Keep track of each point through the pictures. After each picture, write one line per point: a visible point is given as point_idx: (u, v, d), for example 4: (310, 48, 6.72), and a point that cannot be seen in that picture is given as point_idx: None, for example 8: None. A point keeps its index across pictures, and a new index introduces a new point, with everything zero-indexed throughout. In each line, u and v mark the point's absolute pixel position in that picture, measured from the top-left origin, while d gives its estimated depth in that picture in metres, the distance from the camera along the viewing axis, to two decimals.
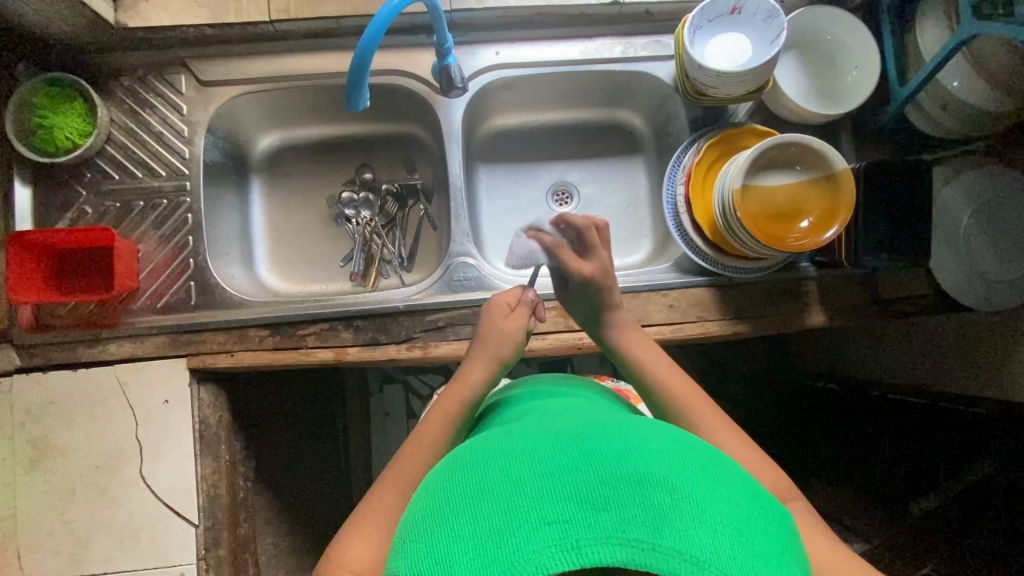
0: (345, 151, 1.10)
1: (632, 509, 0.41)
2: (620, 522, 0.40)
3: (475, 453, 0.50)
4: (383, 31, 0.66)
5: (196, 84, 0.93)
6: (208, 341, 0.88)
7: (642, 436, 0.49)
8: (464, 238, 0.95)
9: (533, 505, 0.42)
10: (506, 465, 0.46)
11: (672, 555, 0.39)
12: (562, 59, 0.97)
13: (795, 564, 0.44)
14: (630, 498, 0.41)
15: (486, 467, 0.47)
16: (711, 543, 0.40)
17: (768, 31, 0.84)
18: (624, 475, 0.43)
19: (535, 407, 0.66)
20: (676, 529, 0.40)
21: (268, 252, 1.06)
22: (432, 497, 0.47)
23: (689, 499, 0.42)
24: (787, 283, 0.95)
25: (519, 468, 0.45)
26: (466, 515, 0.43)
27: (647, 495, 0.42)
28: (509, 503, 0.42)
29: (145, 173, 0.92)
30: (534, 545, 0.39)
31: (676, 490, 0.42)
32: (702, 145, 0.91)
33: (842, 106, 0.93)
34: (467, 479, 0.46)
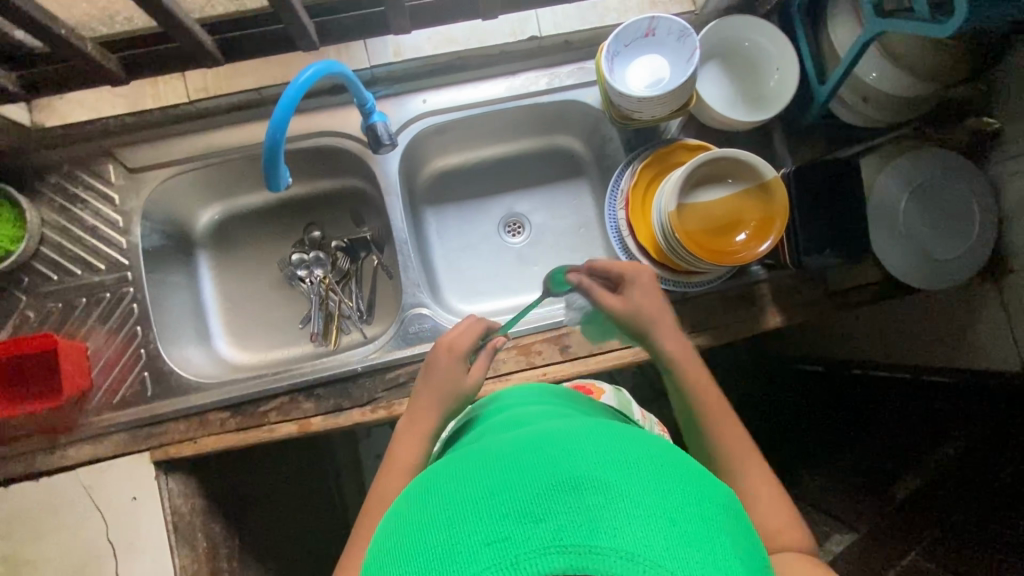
0: (290, 213, 1.10)
1: (569, 514, 0.37)
2: (557, 530, 0.37)
3: (417, 485, 0.46)
4: (291, 110, 0.66)
5: (124, 172, 0.92)
6: (169, 432, 0.87)
7: (583, 430, 0.46)
8: (416, 288, 0.94)
9: (465, 529, 0.38)
10: (441, 491, 0.42)
11: (612, 555, 0.35)
12: (490, 97, 0.97)
13: (751, 545, 0.40)
14: (564, 504, 0.38)
15: (427, 495, 0.43)
16: (655, 538, 0.36)
17: (683, 50, 0.85)
18: (558, 478, 0.40)
19: (492, 426, 0.63)
20: (615, 528, 0.36)
21: (224, 326, 1.05)
22: (374, 542, 0.43)
23: (628, 490, 0.39)
24: (739, 290, 0.96)
25: (457, 492, 0.41)
26: (402, 554, 0.39)
27: (583, 496, 0.38)
28: (443, 533, 0.39)
29: (84, 268, 0.90)
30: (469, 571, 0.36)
31: (614, 484, 0.39)
32: (637, 167, 0.92)
33: (769, 110, 0.94)
34: (404, 515, 0.43)
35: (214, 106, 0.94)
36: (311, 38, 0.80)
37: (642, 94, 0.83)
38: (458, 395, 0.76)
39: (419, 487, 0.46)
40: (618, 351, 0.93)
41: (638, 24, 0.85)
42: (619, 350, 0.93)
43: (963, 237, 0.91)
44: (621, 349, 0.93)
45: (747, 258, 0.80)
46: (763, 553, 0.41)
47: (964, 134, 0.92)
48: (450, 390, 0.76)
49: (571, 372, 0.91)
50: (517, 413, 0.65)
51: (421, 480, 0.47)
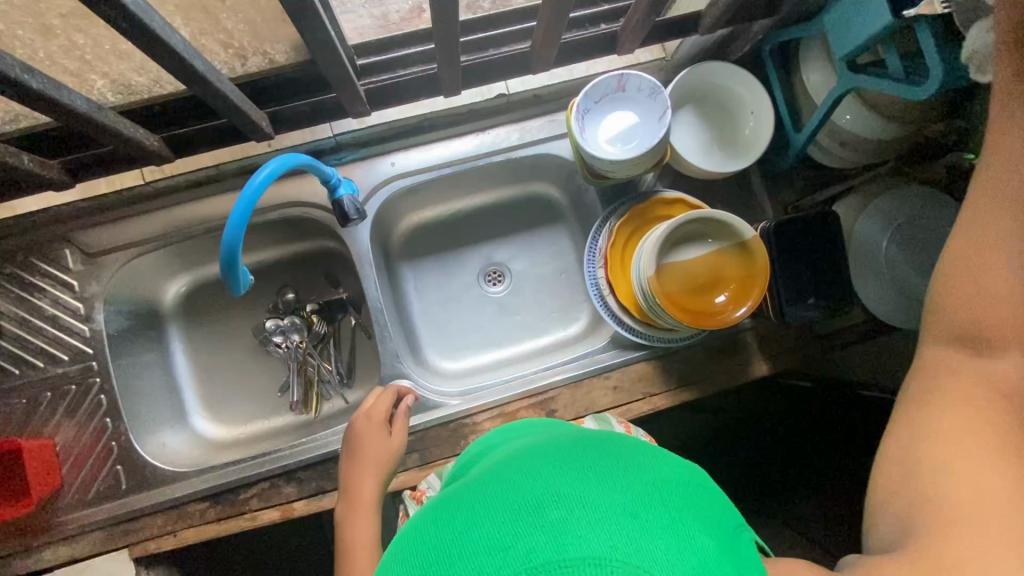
0: (263, 278, 1.07)
1: (536, 537, 0.40)
2: (528, 554, 0.39)
3: (397, 542, 0.48)
4: (247, 214, 0.63)
5: (83, 256, 0.88)
6: (147, 527, 0.84)
7: (539, 457, 0.49)
8: (395, 358, 0.92)
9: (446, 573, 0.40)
10: (421, 546, 0.44)
11: (580, 565, 0.38)
12: (460, 156, 0.94)
13: (708, 527, 0.44)
14: (530, 528, 0.40)
15: (405, 551, 0.45)
16: (611, 541, 0.39)
17: (654, 106, 0.83)
18: (521, 506, 0.42)
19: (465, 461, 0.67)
20: (575, 538, 0.39)
21: (201, 400, 1.02)
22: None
23: (584, 502, 0.42)
24: (724, 340, 0.94)
25: (430, 541, 0.44)
26: None
27: (546, 516, 0.41)
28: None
29: (47, 361, 0.86)
30: None
31: (570, 498, 0.42)
32: (614, 225, 0.90)
33: (746, 157, 0.91)
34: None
35: (172, 184, 0.90)
36: (263, 129, 0.78)
37: (615, 157, 0.80)
38: (390, 461, 0.80)
39: (397, 547, 0.47)
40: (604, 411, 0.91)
41: (607, 82, 0.83)
42: (605, 411, 0.91)
43: None
44: (607, 409, 0.91)
45: (729, 322, 0.79)
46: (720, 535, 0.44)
47: (942, 172, 0.91)
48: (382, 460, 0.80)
49: None
50: (492, 445, 0.67)
51: (401, 539, 0.48)
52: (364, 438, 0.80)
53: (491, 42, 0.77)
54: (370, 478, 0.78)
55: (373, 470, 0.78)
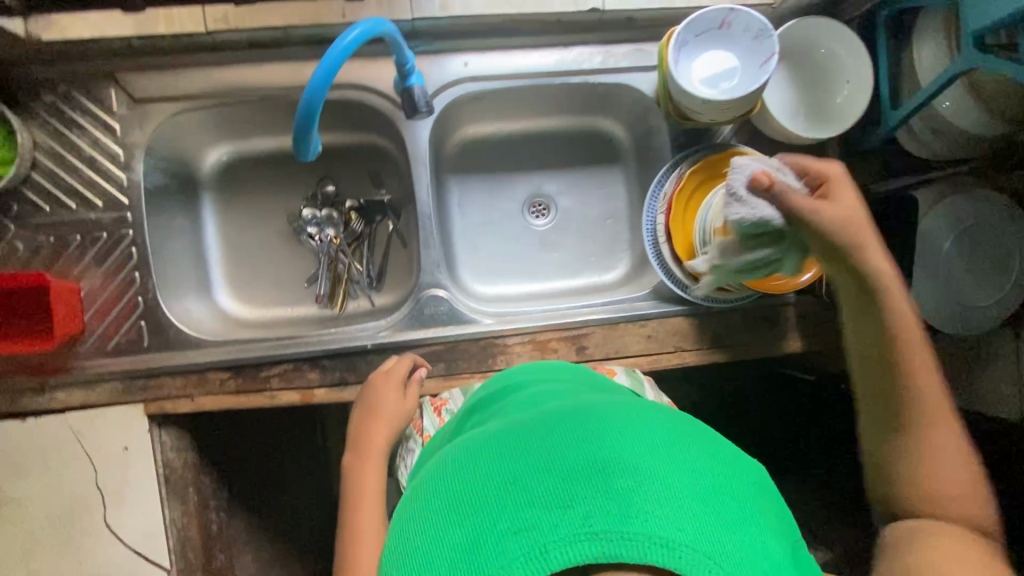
0: (304, 164, 1.02)
1: (595, 500, 0.39)
2: (585, 518, 0.38)
3: (436, 469, 0.47)
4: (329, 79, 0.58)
5: (128, 100, 0.83)
6: (165, 386, 0.83)
7: (599, 414, 0.47)
8: (434, 268, 0.89)
9: (495, 516, 0.40)
10: (463, 482, 0.44)
11: (641, 540, 0.37)
12: (537, 70, 0.89)
13: (767, 514, 0.43)
14: (591, 489, 0.40)
15: (449, 483, 0.45)
16: (678, 522, 0.38)
17: (757, 50, 0.78)
18: (582, 467, 0.41)
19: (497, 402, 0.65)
20: (640, 513, 0.38)
21: (226, 275, 1.00)
22: (397, 533, 0.45)
23: (651, 476, 0.41)
24: (764, 309, 0.93)
25: (478, 480, 0.43)
26: (432, 541, 0.41)
27: (609, 482, 0.40)
28: (474, 522, 0.40)
29: (79, 204, 0.83)
30: (500, 558, 0.38)
31: (637, 468, 0.41)
32: (684, 171, 0.86)
33: (831, 127, 0.88)
34: (423, 507, 0.44)
35: (233, 39, 0.83)
36: None
37: (708, 96, 0.76)
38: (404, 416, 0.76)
39: (434, 476, 0.47)
40: (634, 357, 0.90)
41: (715, 14, 0.77)
42: (635, 357, 0.90)
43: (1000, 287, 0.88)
44: (637, 355, 0.91)
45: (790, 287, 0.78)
46: (777, 524, 0.43)
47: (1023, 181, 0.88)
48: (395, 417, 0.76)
49: None
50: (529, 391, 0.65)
51: (439, 469, 0.47)
52: (376, 403, 0.76)
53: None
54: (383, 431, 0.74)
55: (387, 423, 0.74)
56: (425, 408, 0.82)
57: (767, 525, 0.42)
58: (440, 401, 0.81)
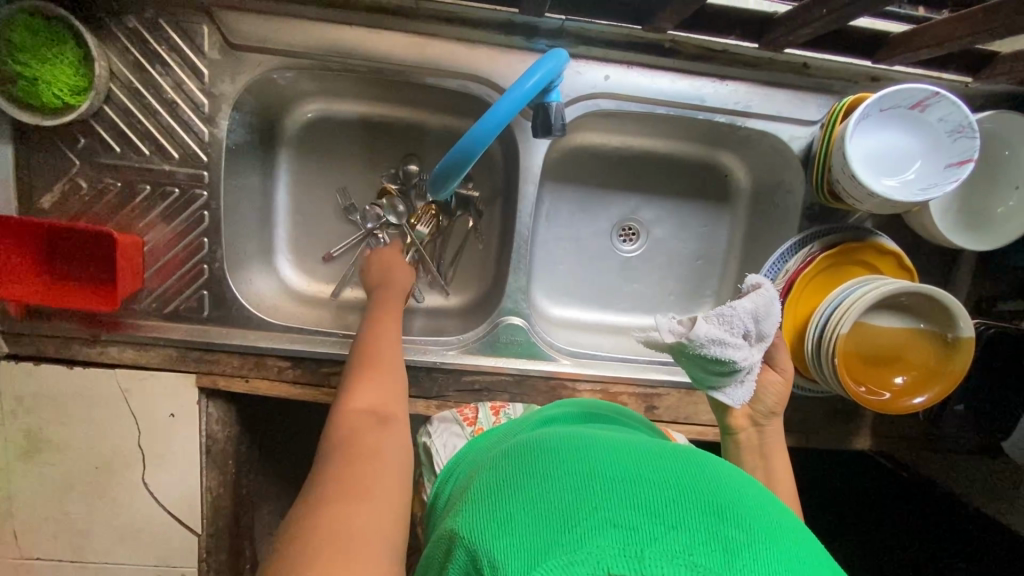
0: (393, 138, 0.92)
1: (705, 535, 0.39)
2: (690, 546, 0.38)
3: (545, 446, 0.49)
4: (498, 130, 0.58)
5: (222, 43, 0.72)
6: (220, 362, 0.79)
7: (721, 471, 0.47)
8: (519, 293, 0.83)
9: (601, 504, 0.41)
10: (574, 463, 0.45)
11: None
12: (681, 100, 0.78)
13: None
14: (703, 524, 0.40)
15: (554, 458, 0.46)
16: None
17: (947, 147, 0.68)
18: (698, 501, 0.41)
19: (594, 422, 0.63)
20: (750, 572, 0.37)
21: (290, 243, 0.93)
22: (491, 483, 0.47)
23: (769, 545, 0.39)
24: (844, 403, 0.89)
25: (589, 467, 0.45)
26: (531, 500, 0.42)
27: (724, 528, 0.40)
28: (578, 499, 0.41)
29: (154, 151, 0.74)
30: (597, 539, 0.38)
31: (754, 534, 0.40)
32: (815, 252, 0.79)
33: (979, 237, 0.79)
34: (526, 469, 0.46)
35: None
36: None
37: (878, 190, 0.67)
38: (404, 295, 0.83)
39: (541, 451, 0.48)
40: (702, 426, 0.86)
41: (915, 93, 0.66)
42: (703, 426, 0.86)
43: None
44: (705, 425, 0.87)
45: (901, 410, 0.73)
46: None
47: None
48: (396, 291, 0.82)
49: None
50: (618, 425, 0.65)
51: (548, 446, 0.49)
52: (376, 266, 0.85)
53: (737, 28, 0.73)
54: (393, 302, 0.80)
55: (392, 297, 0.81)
56: (482, 407, 0.80)
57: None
58: (502, 404, 0.80)
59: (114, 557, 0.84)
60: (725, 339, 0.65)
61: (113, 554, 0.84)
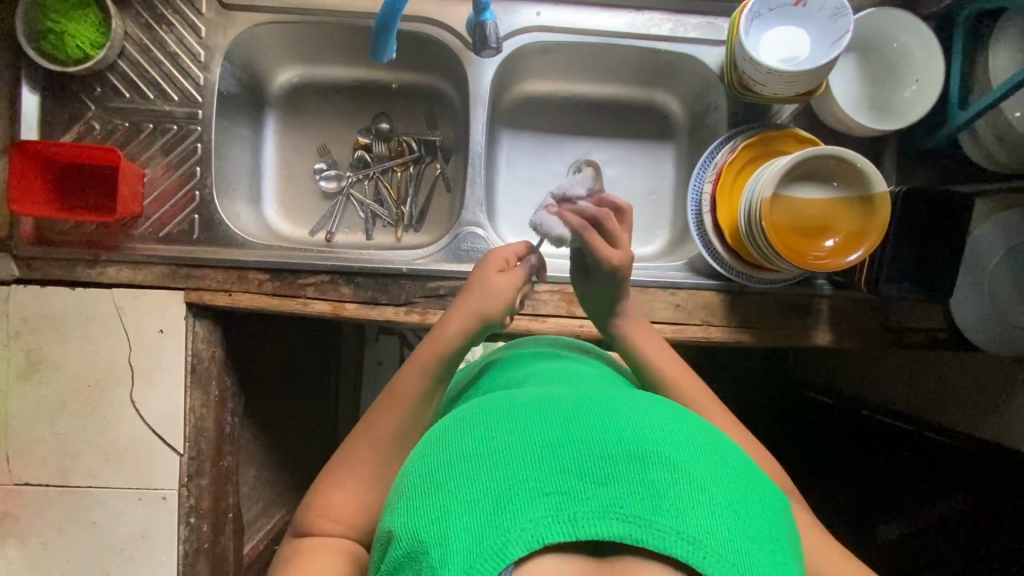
0: (366, 97, 1.05)
1: (630, 485, 0.42)
2: (618, 499, 0.42)
3: (476, 420, 0.51)
4: None
5: (216, 5, 0.88)
6: (206, 278, 0.87)
7: (644, 411, 0.51)
8: (477, 207, 0.92)
9: (531, 476, 0.43)
10: (503, 436, 0.47)
11: (669, 533, 0.40)
12: (604, 29, 0.91)
13: (789, 549, 0.46)
14: (628, 475, 0.43)
15: (488, 432, 0.48)
16: (706, 524, 0.41)
17: (831, 30, 0.78)
18: (623, 451, 0.45)
19: (533, 373, 0.67)
20: (673, 508, 0.42)
21: (276, 192, 1.04)
22: (430, 464, 0.48)
23: (690, 480, 0.44)
24: (799, 298, 0.91)
25: (520, 439, 0.47)
26: (467, 480, 0.45)
27: (648, 474, 0.43)
28: (508, 474, 0.44)
29: (156, 95, 0.88)
30: (532, 514, 0.41)
31: (676, 470, 0.44)
32: (739, 144, 0.87)
33: (893, 122, 0.86)
34: (462, 444, 0.48)
35: None
36: None
37: (772, 66, 0.77)
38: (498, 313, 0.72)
39: (471, 425, 0.51)
40: (660, 324, 0.90)
41: None
42: (660, 324, 0.90)
43: None
44: (663, 323, 0.90)
45: (839, 267, 0.76)
46: (792, 557, 0.46)
47: None
48: (484, 304, 0.72)
49: None
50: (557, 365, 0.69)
51: (481, 417, 0.51)
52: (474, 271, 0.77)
53: None
54: (461, 322, 0.71)
55: (465, 312, 0.71)
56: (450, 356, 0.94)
57: (787, 555, 0.44)
58: None
59: (98, 480, 0.87)
60: (583, 224, 0.73)
61: (97, 477, 0.87)
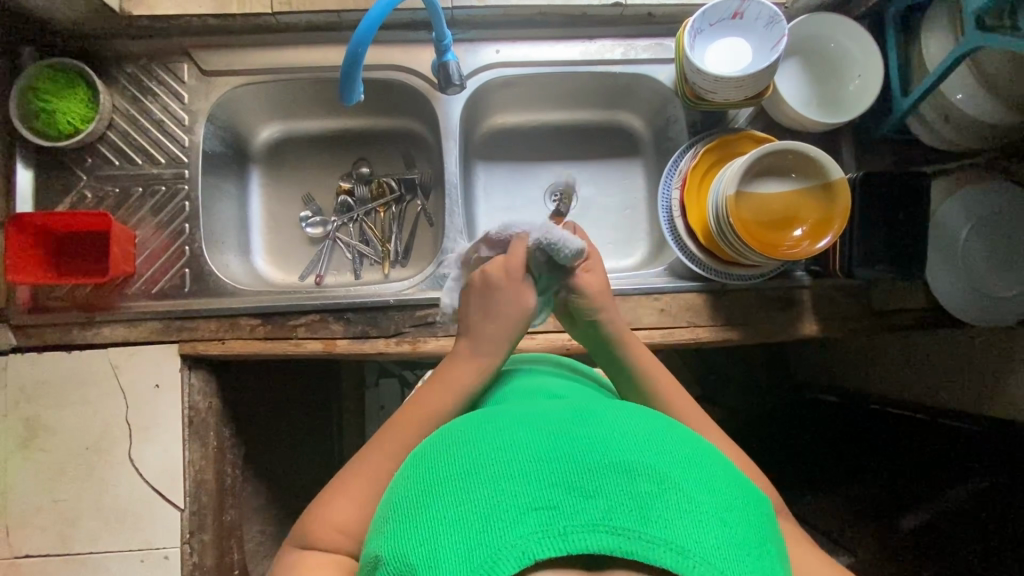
0: (345, 145, 1.10)
1: (618, 498, 0.42)
2: (606, 512, 0.41)
3: (461, 440, 0.51)
4: (376, 26, 0.67)
5: (198, 73, 0.94)
6: (200, 329, 0.89)
7: (633, 424, 0.51)
8: (457, 234, 0.95)
9: (517, 493, 0.43)
10: (488, 454, 0.47)
11: (658, 543, 0.40)
12: (561, 59, 0.97)
13: (777, 554, 0.46)
14: (616, 488, 0.43)
15: (475, 451, 0.48)
16: (696, 534, 0.41)
17: (769, 37, 0.84)
18: (609, 464, 0.45)
19: (523, 388, 0.69)
20: (661, 518, 0.41)
21: (264, 242, 1.07)
22: (416, 488, 0.48)
23: (678, 490, 0.43)
24: (780, 291, 0.93)
25: (506, 455, 0.47)
26: (453, 500, 0.44)
27: (636, 486, 0.43)
28: (495, 490, 0.44)
29: (145, 160, 0.93)
30: (519, 531, 0.41)
31: (663, 481, 0.44)
32: (699, 150, 0.92)
33: (843, 115, 0.91)
34: (449, 465, 0.48)
35: (294, 22, 0.93)
36: None
37: (719, 75, 0.82)
38: (522, 328, 0.73)
39: (458, 445, 0.50)
40: (646, 330, 0.92)
41: (729, 4, 0.83)
42: (648, 330, 0.92)
43: (1018, 274, 0.88)
44: (650, 328, 0.92)
45: (809, 254, 0.79)
46: (781, 562, 0.46)
47: None
48: (512, 327, 0.71)
49: None
50: (543, 383, 0.70)
51: (467, 438, 0.51)
52: (480, 298, 0.72)
53: None
54: (492, 354, 0.71)
55: (493, 348, 0.71)
56: None
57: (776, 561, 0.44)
58: None
59: (99, 546, 0.86)
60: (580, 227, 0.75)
61: (98, 541, 0.86)
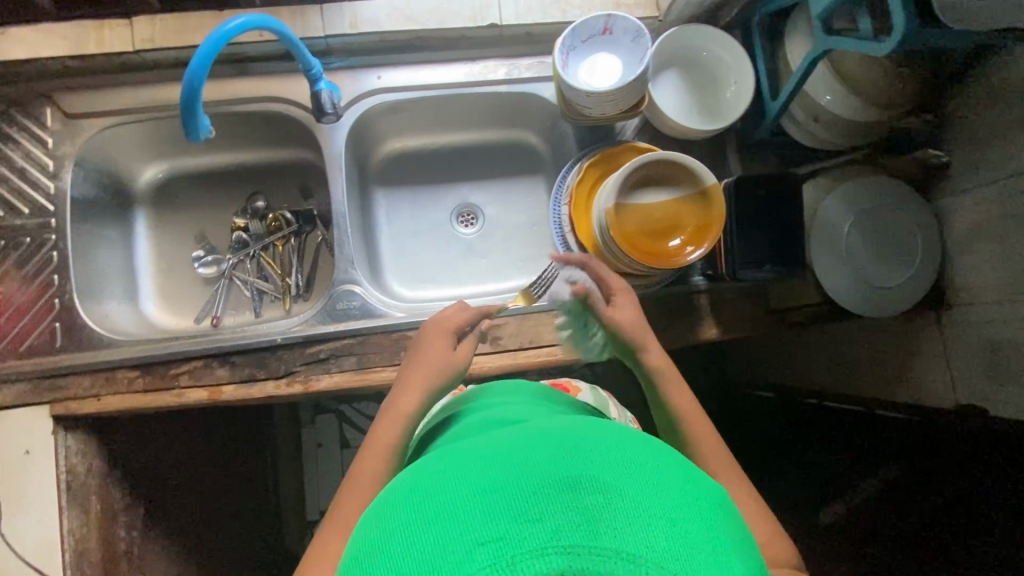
0: (238, 180, 1.07)
1: (565, 515, 0.38)
2: (554, 531, 0.37)
3: (402, 484, 0.46)
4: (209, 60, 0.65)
5: (62, 117, 0.90)
6: (73, 385, 0.84)
7: (577, 434, 0.47)
8: (349, 265, 0.92)
9: (461, 529, 0.38)
10: (428, 493, 0.43)
11: (610, 556, 0.36)
12: (446, 81, 0.96)
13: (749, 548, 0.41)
14: (561, 505, 0.38)
15: (415, 494, 0.43)
16: (646, 537, 0.37)
17: (638, 51, 0.86)
18: (550, 479, 0.40)
19: (470, 424, 0.65)
20: (609, 529, 0.37)
21: (154, 287, 1.02)
22: (354, 547, 0.42)
23: (623, 495, 0.39)
24: (678, 298, 0.93)
25: (445, 492, 0.42)
26: (394, 552, 0.39)
27: (582, 499, 0.39)
28: (436, 534, 0.39)
29: (7, 211, 0.88)
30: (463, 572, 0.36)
31: (607, 487, 0.40)
32: (584, 164, 0.92)
33: (722, 121, 0.94)
34: (390, 515, 0.42)
35: (160, 58, 0.90)
36: None
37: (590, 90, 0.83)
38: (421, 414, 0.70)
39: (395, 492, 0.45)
40: (548, 347, 0.91)
41: (596, 21, 0.84)
42: (550, 347, 0.91)
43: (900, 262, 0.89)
44: (552, 346, 0.91)
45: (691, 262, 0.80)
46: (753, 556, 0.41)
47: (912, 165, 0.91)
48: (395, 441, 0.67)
49: (498, 364, 0.90)
50: (495, 414, 0.66)
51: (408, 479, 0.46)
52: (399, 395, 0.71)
53: None
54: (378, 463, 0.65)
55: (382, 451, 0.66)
56: None
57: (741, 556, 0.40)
58: None
59: None
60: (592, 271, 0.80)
61: None
